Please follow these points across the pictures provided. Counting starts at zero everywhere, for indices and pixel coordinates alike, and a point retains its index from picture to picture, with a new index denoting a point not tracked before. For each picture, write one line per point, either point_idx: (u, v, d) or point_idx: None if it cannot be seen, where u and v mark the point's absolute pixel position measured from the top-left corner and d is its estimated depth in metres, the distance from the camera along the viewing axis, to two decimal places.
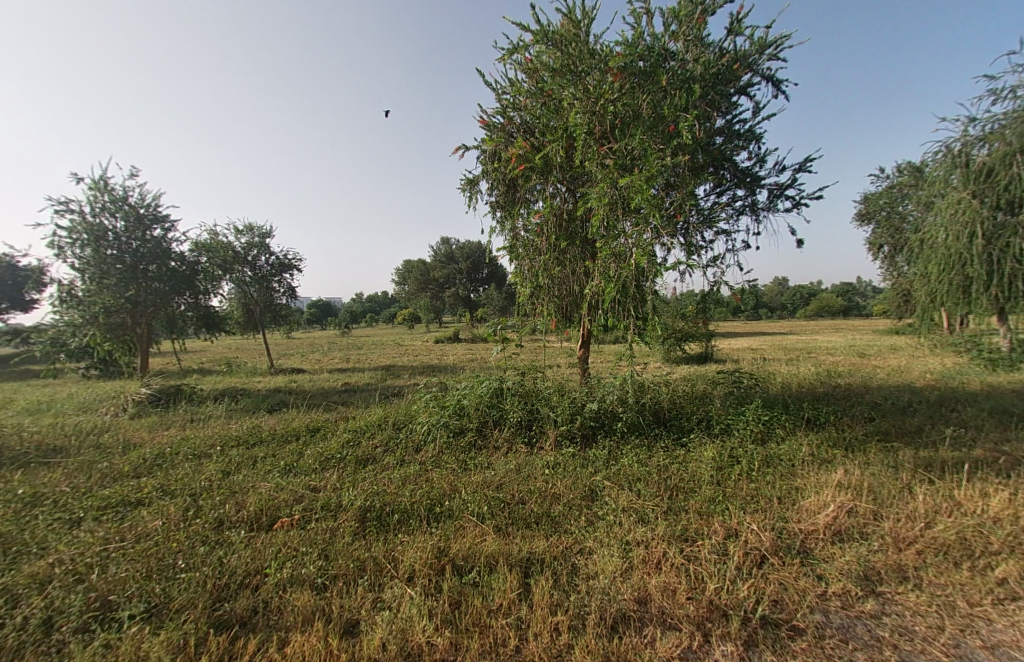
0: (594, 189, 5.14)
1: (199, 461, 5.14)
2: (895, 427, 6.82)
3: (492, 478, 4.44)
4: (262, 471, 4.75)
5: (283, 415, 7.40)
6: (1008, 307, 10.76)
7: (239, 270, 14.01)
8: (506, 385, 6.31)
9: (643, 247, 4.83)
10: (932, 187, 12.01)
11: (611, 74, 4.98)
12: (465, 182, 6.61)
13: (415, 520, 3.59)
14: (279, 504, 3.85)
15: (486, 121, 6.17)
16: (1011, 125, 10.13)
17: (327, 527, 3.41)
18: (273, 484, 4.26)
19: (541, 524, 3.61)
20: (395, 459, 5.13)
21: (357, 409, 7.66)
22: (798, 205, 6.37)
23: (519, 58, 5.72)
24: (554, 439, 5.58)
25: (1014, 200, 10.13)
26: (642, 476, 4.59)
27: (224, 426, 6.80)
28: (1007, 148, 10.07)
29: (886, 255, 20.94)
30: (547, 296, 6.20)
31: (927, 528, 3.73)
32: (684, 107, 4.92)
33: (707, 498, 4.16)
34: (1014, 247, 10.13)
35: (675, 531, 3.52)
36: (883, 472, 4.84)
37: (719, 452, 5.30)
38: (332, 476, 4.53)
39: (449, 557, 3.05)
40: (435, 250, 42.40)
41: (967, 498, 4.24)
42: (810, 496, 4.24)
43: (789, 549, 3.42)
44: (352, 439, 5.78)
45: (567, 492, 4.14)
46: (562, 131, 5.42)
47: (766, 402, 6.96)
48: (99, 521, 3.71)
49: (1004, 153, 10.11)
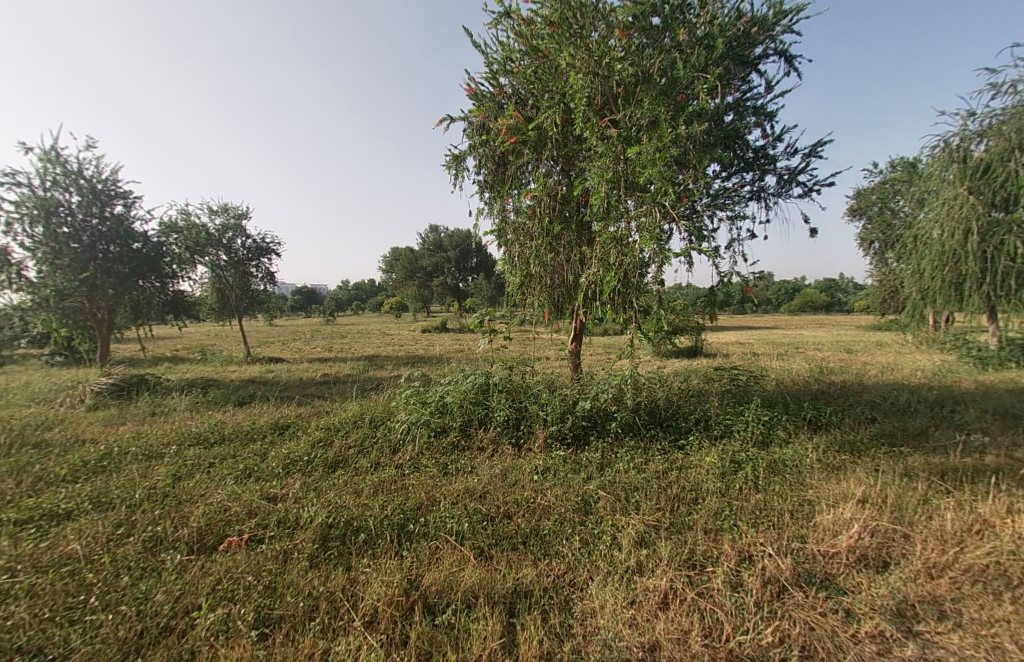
0: (595, 165, 4.63)
1: (148, 463, 4.58)
2: (899, 430, 6.46)
3: (474, 486, 3.97)
4: (216, 476, 4.21)
5: (252, 409, 6.84)
6: (999, 307, 10.53)
7: (213, 253, 13.32)
8: (493, 381, 5.82)
9: (650, 231, 4.32)
10: (928, 181, 11.68)
11: (617, 33, 4.51)
12: (450, 158, 6.04)
13: (383, 541, 3.10)
14: (231, 517, 3.35)
15: (473, 89, 5.61)
16: (1009, 120, 9.81)
17: (279, 551, 2.92)
18: (225, 492, 3.74)
19: (529, 545, 3.16)
20: (369, 462, 4.63)
21: (332, 403, 7.13)
22: (810, 193, 5.94)
23: (511, 17, 5.16)
24: (542, 440, 5.11)
25: (1011, 196, 9.85)
26: (640, 484, 4.16)
27: (182, 421, 6.21)
28: (1005, 144, 9.73)
29: (876, 252, 20.73)
30: (539, 285, 5.72)
31: (959, 552, 3.38)
32: (699, 68, 4.39)
33: (713, 511, 3.75)
34: (1008, 245, 9.87)
35: (682, 556, 3.09)
36: (898, 482, 4.47)
37: (721, 456, 4.88)
38: (295, 483, 4.03)
39: (420, 593, 2.58)
40: (422, 238, 41.34)
41: (993, 516, 3.88)
42: (827, 511, 3.84)
43: (810, 578, 3.03)
44: (323, 439, 5.26)
45: (557, 505, 3.68)
46: (559, 101, 4.89)
47: (765, 402, 6.56)
48: (13, 539, 3.16)
49: (1001, 148, 9.80)
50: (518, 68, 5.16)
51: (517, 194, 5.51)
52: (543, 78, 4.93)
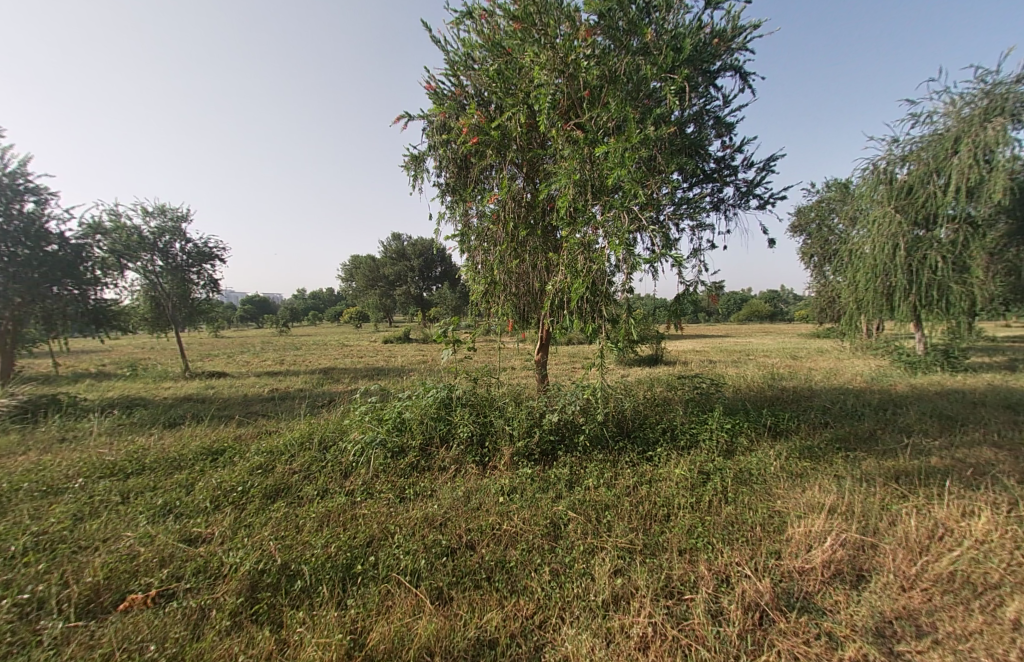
0: (561, 169, 4.43)
1: (45, 503, 3.97)
2: (851, 434, 6.58)
3: (434, 512, 3.61)
4: (129, 516, 3.70)
5: (182, 432, 6.14)
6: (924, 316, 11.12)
7: (147, 258, 12.23)
8: (455, 394, 5.47)
9: (620, 237, 4.17)
10: (857, 201, 12.33)
11: (583, 32, 4.37)
12: (409, 159, 5.70)
13: (326, 589, 2.72)
14: (136, 569, 2.95)
15: (433, 86, 5.33)
16: (925, 147, 10.53)
17: (192, 616, 2.51)
18: (134, 535, 3.34)
19: (494, 581, 2.85)
20: (315, 490, 4.18)
21: (278, 423, 6.54)
22: (765, 205, 6.02)
23: (473, 16, 4.92)
24: (508, 458, 4.79)
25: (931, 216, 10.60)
26: (612, 502, 3.92)
27: (95, 448, 5.49)
28: (924, 168, 10.45)
29: (815, 265, 21.95)
30: (503, 294, 5.47)
31: (927, 560, 3.32)
32: (664, 72, 4.28)
33: (687, 528, 3.56)
34: (931, 259, 10.62)
35: (658, 584, 2.87)
36: (860, 488, 4.46)
37: (689, 467, 4.73)
38: (226, 519, 3.56)
39: (367, 654, 2.25)
40: (383, 246, 40.29)
41: (952, 519, 3.89)
42: (801, 522, 3.72)
43: (789, 600, 2.86)
44: (263, 464, 4.72)
45: (525, 530, 3.39)
46: (523, 101, 4.66)
47: (727, 410, 6.55)
48: None
49: (921, 173, 10.49)
50: (480, 67, 4.93)
51: (480, 198, 5.23)
52: (505, 75, 4.68)
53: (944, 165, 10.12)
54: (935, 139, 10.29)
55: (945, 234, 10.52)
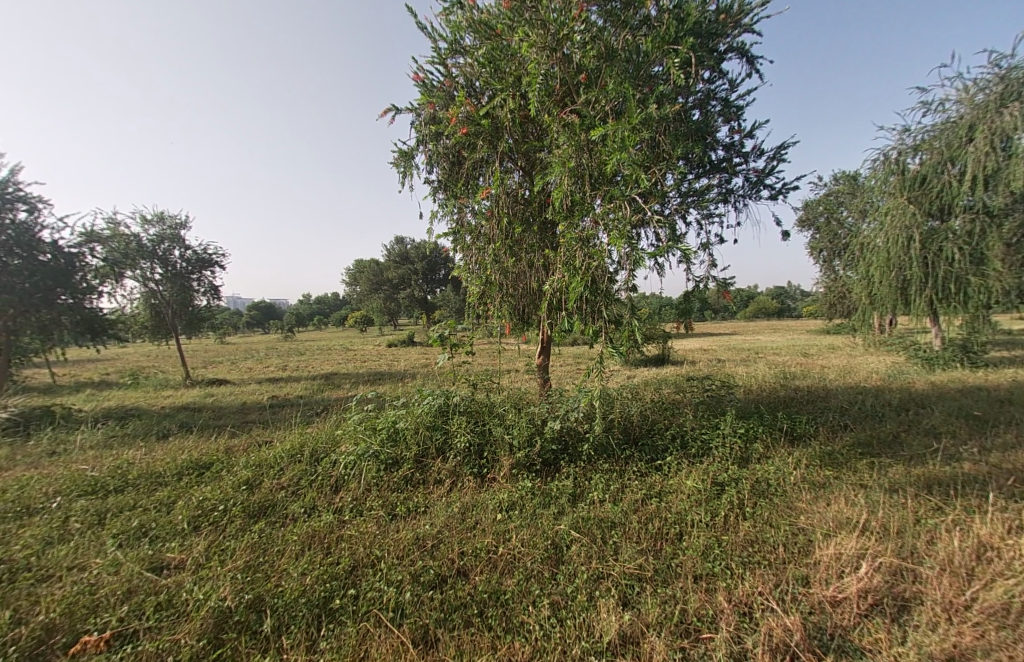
0: (557, 158, 4.14)
1: (16, 525, 3.74)
2: (874, 438, 6.16)
3: (426, 532, 3.32)
4: (100, 540, 3.45)
5: (172, 444, 5.92)
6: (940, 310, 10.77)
7: (145, 266, 12.11)
8: (452, 401, 5.18)
9: (620, 230, 3.85)
10: (868, 192, 11.87)
11: (575, 8, 4.07)
12: (398, 155, 5.42)
13: (298, 631, 2.45)
14: (98, 602, 2.70)
15: (421, 78, 5.07)
16: (939, 135, 10.07)
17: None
18: (101, 563, 3.09)
19: (487, 617, 2.56)
20: (301, 507, 3.90)
21: (271, 433, 6.29)
22: (777, 196, 5.66)
23: (461, 3, 4.66)
24: (507, 470, 4.47)
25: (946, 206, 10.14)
26: (619, 519, 3.60)
27: (81, 463, 5.28)
28: (939, 157, 10.00)
29: (825, 260, 21.42)
30: (500, 294, 5.18)
31: (976, 588, 2.95)
32: (664, 50, 3.97)
33: (703, 549, 3.22)
34: (947, 250, 10.14)
35: (671, 622, 2.57)
36: (891, 500, 4.07)
37: (702, 477, 4.40)
38: (201, 542, 3.31)
39: None
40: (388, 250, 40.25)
41: (998, 536, 3.50)
42: (828, 541, 3.38)
43: (821, 640, 2.53)
44: (250, 479, 4.46)
45: (524, 554, 3.09)
46: (515, 88, 4.39)
47: (740, 413, 6.19)
48: None
49: (935, 161, 10.03)
50: (469, 53, 4.65)
51: (474, 194, 4.94)
52: (496, 61, 4.40)
53: (958, 153, 9.66)
54: (951, 125, 9.83)
55: (960, 224, 10.03)
